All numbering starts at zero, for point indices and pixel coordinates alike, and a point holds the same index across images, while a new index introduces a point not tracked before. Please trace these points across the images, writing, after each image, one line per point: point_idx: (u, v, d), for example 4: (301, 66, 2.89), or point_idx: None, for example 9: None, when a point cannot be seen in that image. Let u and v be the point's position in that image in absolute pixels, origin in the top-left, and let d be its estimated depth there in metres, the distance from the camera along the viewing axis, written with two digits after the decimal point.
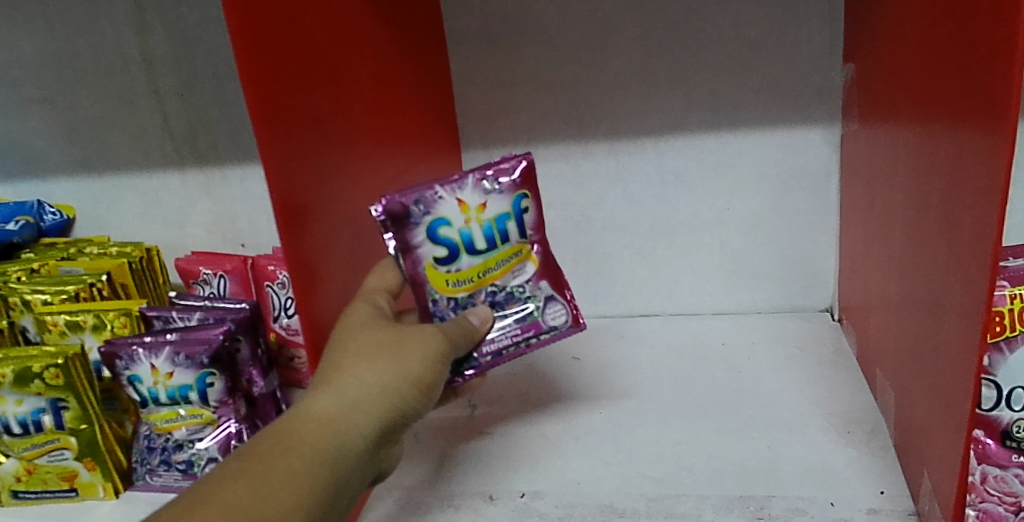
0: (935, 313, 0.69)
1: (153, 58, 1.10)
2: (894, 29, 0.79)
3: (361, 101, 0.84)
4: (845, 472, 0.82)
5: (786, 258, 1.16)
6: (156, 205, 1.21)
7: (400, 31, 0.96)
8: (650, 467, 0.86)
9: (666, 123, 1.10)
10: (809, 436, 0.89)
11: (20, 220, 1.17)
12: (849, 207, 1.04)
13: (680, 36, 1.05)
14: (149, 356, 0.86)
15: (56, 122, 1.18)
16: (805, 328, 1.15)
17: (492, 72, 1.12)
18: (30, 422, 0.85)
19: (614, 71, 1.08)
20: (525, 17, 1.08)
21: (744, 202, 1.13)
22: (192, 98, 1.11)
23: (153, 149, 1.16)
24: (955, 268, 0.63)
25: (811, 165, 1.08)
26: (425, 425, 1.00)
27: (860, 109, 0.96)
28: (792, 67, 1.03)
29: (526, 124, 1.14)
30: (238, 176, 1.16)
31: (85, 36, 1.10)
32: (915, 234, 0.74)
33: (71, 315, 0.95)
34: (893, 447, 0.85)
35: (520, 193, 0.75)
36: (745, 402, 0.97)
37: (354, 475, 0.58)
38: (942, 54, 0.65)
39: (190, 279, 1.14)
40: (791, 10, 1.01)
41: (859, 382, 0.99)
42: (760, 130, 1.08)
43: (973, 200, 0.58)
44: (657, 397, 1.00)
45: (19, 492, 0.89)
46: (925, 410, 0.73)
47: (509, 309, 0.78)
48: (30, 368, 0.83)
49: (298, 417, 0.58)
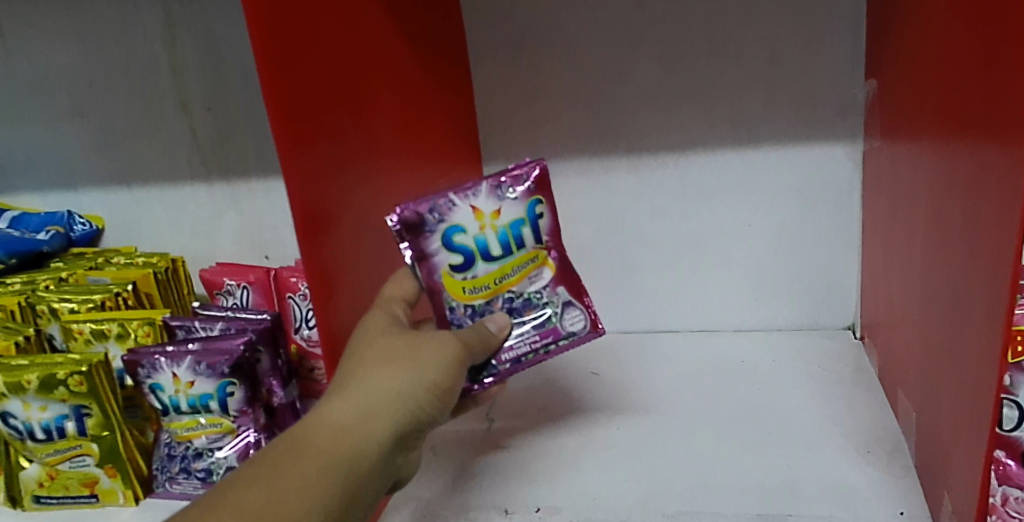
0: (958, 329, 0.68)
1: (183, 73, 1.13)
2: (918, 43, 0.79)
3: (385, 114, 0.86)
4: (866, 492, 0.81)
5: (809, 275, 1.14)
6: (182, 216, 1.23)
7: (422, 47, 0.97)
8: (668, 484, 0.85)
9: (687, 139, 1.10)
10: (829, 455, 0.87)
11: (50, 231, 1.21)
12: (872, 224, 1.03)
13: (701, 50, 1.05)
14: (171, 364, 0.87)
15: (88, 135, 1.21)
16: (827, 345, 1.13)
17: (514, 87, 1.13)
18: (54, 428, 0.87)
19: (635, 86, 1.08)
20: (547, 32, 1.09)
21: (765, 218, 1.12)
22: (220, 111, 1.14)
23: (181, 162, 1.19)
24: (978, 284, 0.62)
25: (833, 182, 1.08)
26: (443, 437, 1.00)
27: (882, 126, 0.95)
28: (814, 82, 1.03)
29: (547, 139, 1.15)
30: (264, 189, 1.18)
31: (117, 52, 1.13)
32: (938, 249, 0.74)
33: (96, 323, 0.97)
34: (915, 467, 0.83)
35: (534, 199, 0.76)
36: (766, 420, 0.96)
37: (369, 483, 0.59)
38: (965, 68, 0.65)
39: (213, 290, 1.16)
40: (813, 25, 1.01)
41: (880, 401, 0.97)
42: (782, 146, 1.07)
43: (995, 216, 0.58)
44: (676, 413, 1.00)
45: (41, 497, 0.91)
46: (945, 430, 0.72)
47: (527, 315, 0.78)
48: (55, 375, 0.85)
49: (312, 425, 0.58)
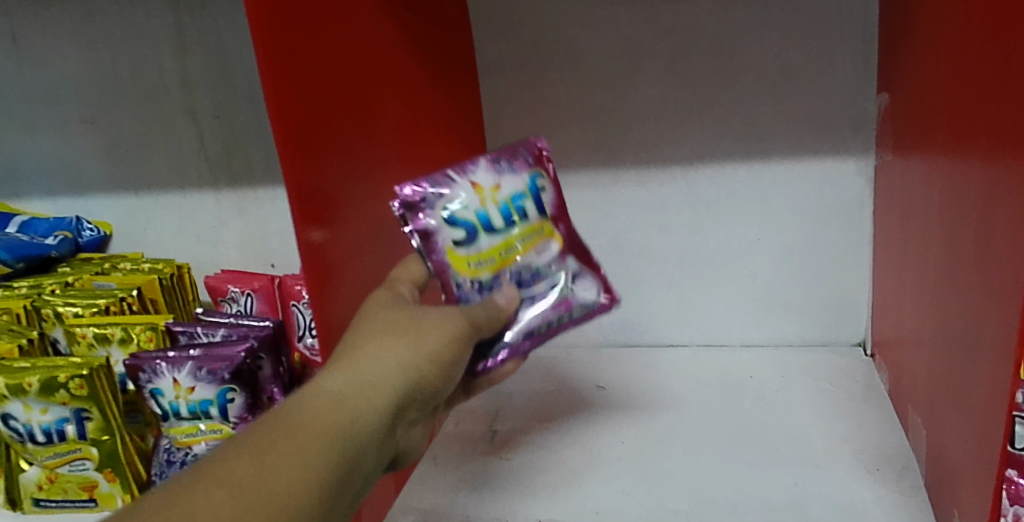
0: (970, 347, 0.66)
1: (193, 81, 1.14)
2: (932, 53, 0.78)
3: (389, 123, 0.86)
4: (874, 512, 0.79)
5: (818, 290, 1.13)
6: (190, 223, 1.24)
7: (429, 55, 0.97)
8: (674, 500, 0.84)
9: (695, 152, 1.09)
10: (837, 474, 0.85)
11: (58, 235, 1.23)
12: (883, 240, 1.02)
13: (709, 62, 1.04)
14: (172, 370, 0.87)
15: (98, 141, 1.22)
16: (837, 362, 1.11)
17: (520, 98, 1.13)
18: (54, 431, 0.87)
19: (642, 98, 1.08)
20: (554, 43, 1.09)
21: (774, 233, 1.11)
22: (227, 119, 1.14)
23: (190, 169, 1.20)
24: (990, 299, 0.60)
25: (843, 196, 1.07)
26: (444, 449, 1.00)
27: (894, 140, 0.94)
28: (823, 96, 1.02)
29: (554, 151, 1.14)
30: (271, 197, 1.18)
31: (129, 60, 1.15)
32: (951, 265, 0.72)
33: (99, 327, 0.97)
34: (925, 487, 0.82)
35: (532, 171, 0.78)
36: (773, 436, 0.94)
37: (369, 455, 0.56)
38: (977, 80, 0.64)
39: (218, 297, 1.16)
40: (822, 37, 1.00)
41: (891, 419, 0.95)
42: (791, 160, 1.06)
43: (1010, 233, 0.56)
44: (682, 428, 0.98)
45: (41, 500, 0.91)
46: (957, 450, 0.71)
47: (537, 286, 0.77)
48: (55, 378, 0.84)
49: (308, 393, 0.56)
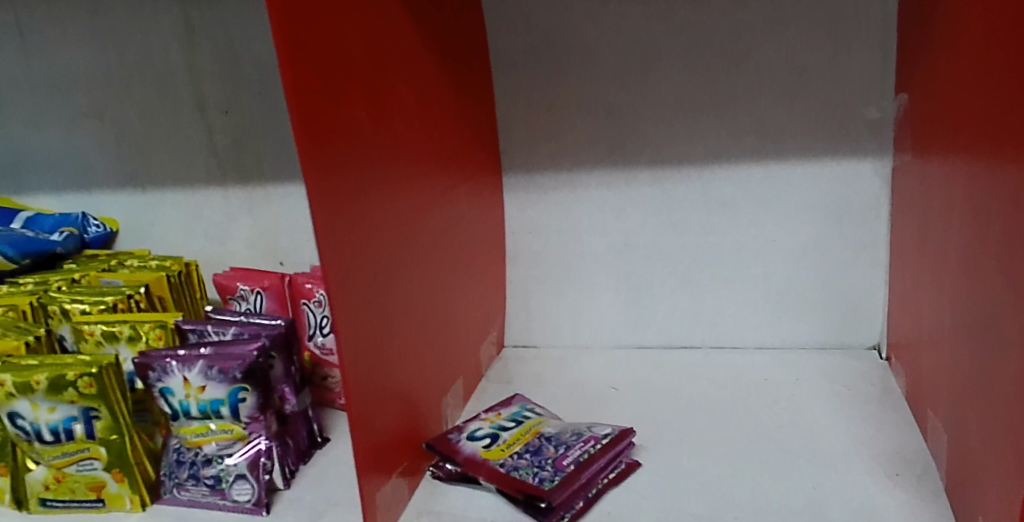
0: (994, 350, 0.65)
1: (201, 76, 1.12)
2: (953, 52, 0.77)
3: (404, 115, 0.85)
4: (893, 516, 0.78)
5: (833, 292, 1.12)
6: (198, 220, 1.23)
7: (443, 50, 0.96)
8: (693, 503, 0.82)
9: (710, 151, 1.08)
10: (855, 478, 0.84)
11: (64, 232, 1.21)
12: (901, 241, 1.01)
13: (725, 60, 1.03)
14: (182, 369, 0.85)
15: (104, 137, 1.21)
16: (853, 365, 1.10)
17: (533, 96, 1.12)
18: (62, 429, 0.85)
19: (657, 96, 1.07)
20: (568, 40, 1.08)
21: (789, 234, 1.10)
22: (236, 115, 1.13)
23: (198, 166, 1.19)
24: (1016, 301, 0.60)
25: (860, 197, 1.06)
26: None
27: (914, 139, 0.93)
28: (841, 95, 1.01)
29: (568, 149, 1.13)
30: (280, 194, 1.17)
31: (137, 55, 1.13)
32: (973, 267, 0.71)
33: (107, 325, 0.96)
34: (945, 492, 0.81)
35: None
36: (790, 439, 0.93)
37: None
38: (1003, 79, 0.63)
39: (227, 295, 1.15)
40: (840, 36, 0.99)
41: (909, 423, 0.94)
42: (807, 161, 1.06)
43: None
44: (697, 431, 0.97)
45: (47, 500, 0.90)
46: (980, 454, 0.69)
47: None
48: (64, 375, 0.83)
49: None
